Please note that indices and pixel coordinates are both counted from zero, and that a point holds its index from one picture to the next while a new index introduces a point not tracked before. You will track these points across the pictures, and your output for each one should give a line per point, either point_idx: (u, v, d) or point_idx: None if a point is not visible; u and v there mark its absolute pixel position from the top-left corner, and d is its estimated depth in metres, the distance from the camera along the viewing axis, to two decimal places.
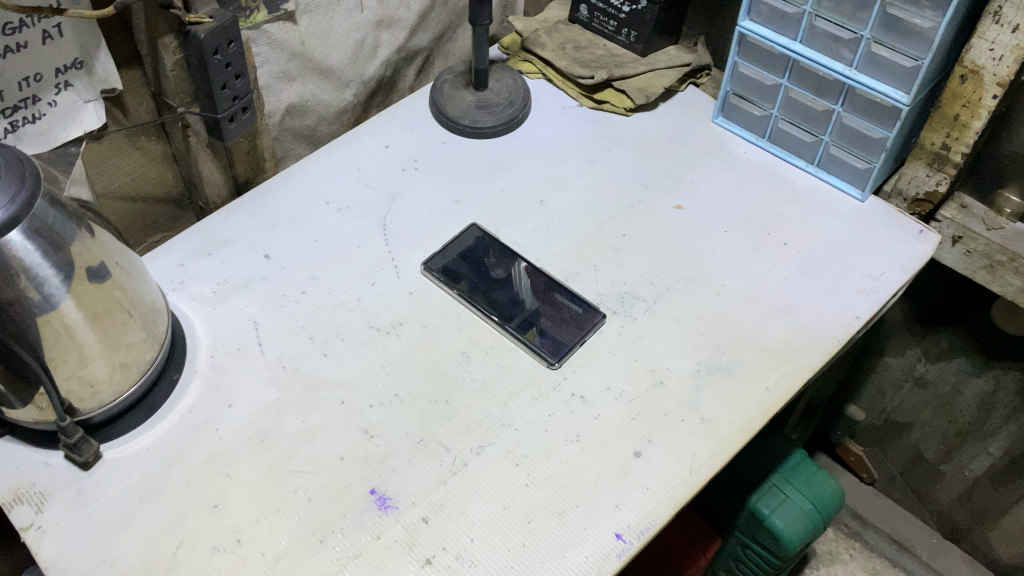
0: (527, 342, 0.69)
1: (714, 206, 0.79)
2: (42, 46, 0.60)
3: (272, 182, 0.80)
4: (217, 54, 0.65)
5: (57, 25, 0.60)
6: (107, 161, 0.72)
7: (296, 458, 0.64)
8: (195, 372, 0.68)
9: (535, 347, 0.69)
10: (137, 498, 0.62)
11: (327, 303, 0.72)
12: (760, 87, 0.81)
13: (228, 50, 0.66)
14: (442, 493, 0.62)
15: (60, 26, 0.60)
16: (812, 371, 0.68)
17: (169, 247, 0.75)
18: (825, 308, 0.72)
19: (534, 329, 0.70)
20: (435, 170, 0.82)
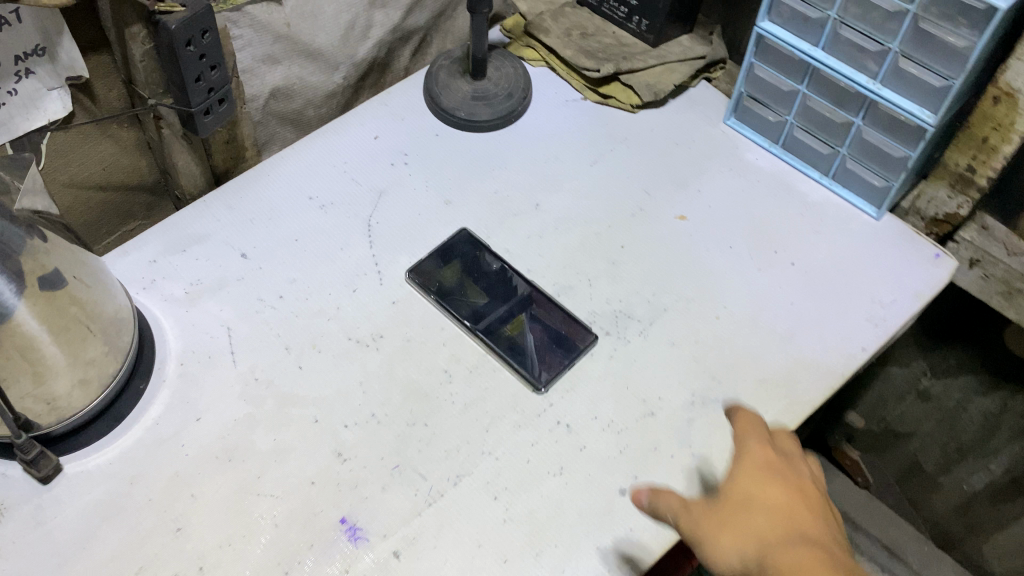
0: (517, 343, 0.67)
1: (719, 217, 0.75)
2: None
3: (253, 172, 0.76)
4: (190, 45, 0.60)
5: (15, 11, 0.55)
6: (75, 150, 0.67)
7: (264, 480, 0.61)
8: (164, 380, 0.65)
9: (525, 353, 0.66)
10: (97, 518, 0.59)
11: (305, 310, 0.68)
12: (776, 91, 0.76)
13: (202, 41, 0.61)
14: (415, 525, 0.59)
15: (18, 12, 0.55)
16: (811, 408, 0.64)
17: (140, 241, 0.71)
18: (829, 337, 0.68)
19: (523, 317, 0.69)
20: (426, 165, 0.77)
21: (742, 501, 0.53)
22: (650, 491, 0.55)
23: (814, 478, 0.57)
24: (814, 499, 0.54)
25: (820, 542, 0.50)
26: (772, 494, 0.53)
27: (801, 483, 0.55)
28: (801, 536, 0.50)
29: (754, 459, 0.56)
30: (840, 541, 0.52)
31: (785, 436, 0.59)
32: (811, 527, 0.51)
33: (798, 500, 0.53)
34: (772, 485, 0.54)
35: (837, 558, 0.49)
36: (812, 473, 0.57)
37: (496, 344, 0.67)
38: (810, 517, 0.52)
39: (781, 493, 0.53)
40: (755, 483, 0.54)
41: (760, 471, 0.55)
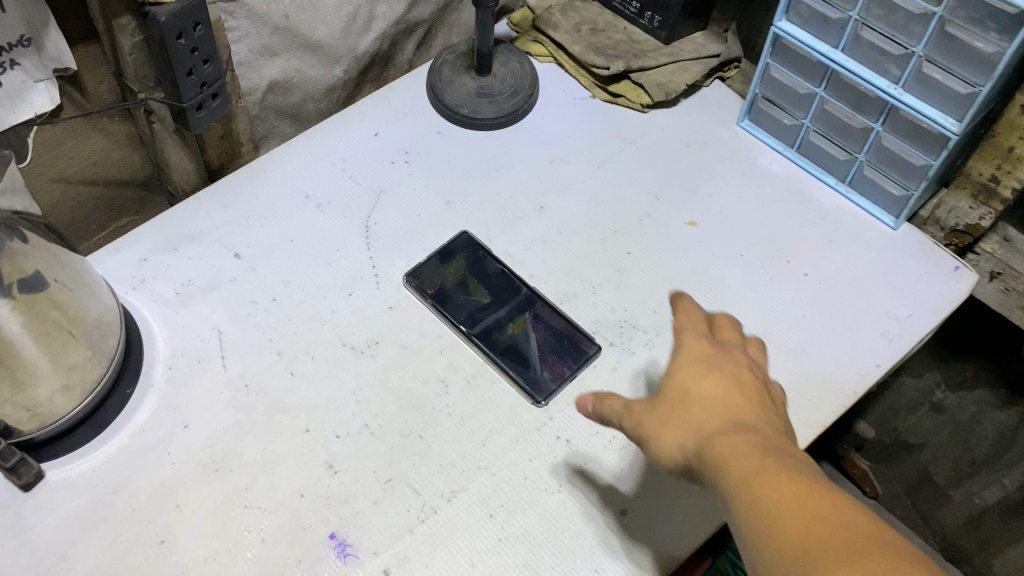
0: (520, 346, 0.65)
1: (730, 224, 0.72)
2: None
3: (249, 168, 0.73)
4: (181, 38, 0.58)
5: None
6: (63, 144, 0.65)
7: (252, 492, 0.59)
8: (152, 385, 0.63)
9: (528, 359, 0.65)
10: (78, 528, 0.57)
11: (299, 314, 0.66)
12: (792, 94, 0.73)
13: (194, 33, 0.58)
14: (407, 543, 0.57)
15: None
16: (821, 427, 0.61)
17: (131, 239, 0.69)
18: (841, 352, 0.65)
19: (526, 316, 0.67)
20: (428, 165, 0.75)
21: (679, 399, 0.46)
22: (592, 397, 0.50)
23: (757, 368, 0.49)
24: (759, 390, 0.47)
25: (758, 431, 0.43)
26: (707, 385, 0.46)
27: (739, 370, 0.47)
28: (738, 426, 0.43)
29: (689, 354, 0.48)
30: (782, 431, 0.45)
31: (725, 322, 0.51)
32: (746, 412, 0.44)
33: (738, 392, 0.46)
34: (717, 380, 0.46)
35: (775, 448, 0.42)
36: (759, 366, 0.49)
37: (499, 349, 0.65)
38: (746, 402, 0.45)
39: (723, 387, 0.45)
40: (692, 381, 0.46)
41: (693, 371, 0.47)
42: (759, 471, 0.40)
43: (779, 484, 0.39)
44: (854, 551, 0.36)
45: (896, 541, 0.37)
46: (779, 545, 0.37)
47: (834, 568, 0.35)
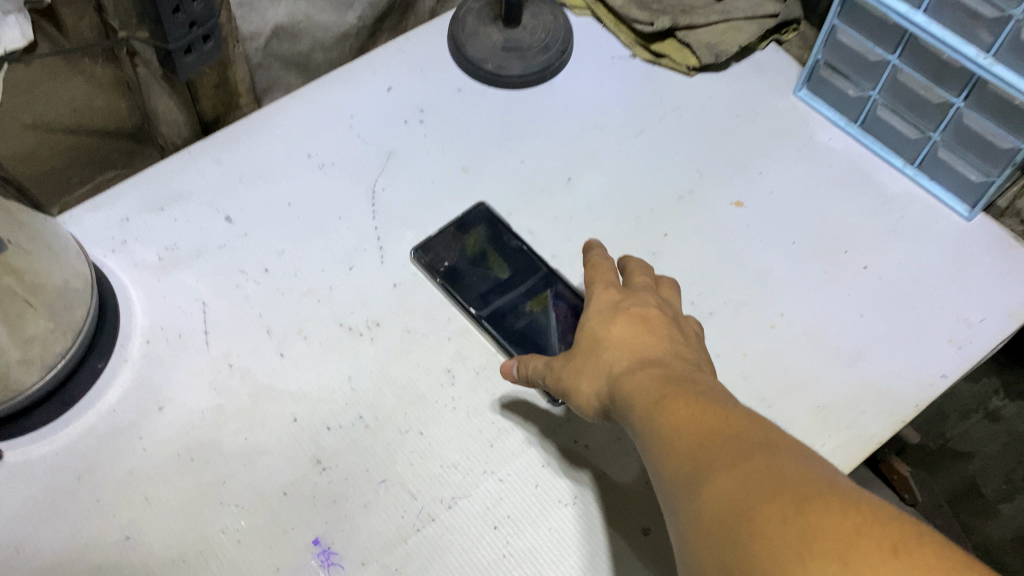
0: (537, 330, 0.58)
1: (782, 206, 0.64)
2: None
3: (247, 121, 0.66)
4: None
5: None
6: (40, 87, 0.58)
7: (229, 487, 0.52)
8: (126, 360, 0.56)
9: (546, 344, 0.58)
10: (33, 519, 0.51)
11: (293, 288, 0.59)
12: (859, 61, 0.63)
13: None
14: (399, 554, 0.51)
15: None
16: (876, 445, 0.54)
17: (113, 195, 0.62)
18: (902, 359, 0.57)
19: (545, 294, 0.60)
20: (445, 125, 0.67)
21: (591, 345, 0.47)
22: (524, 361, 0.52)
23: (671, 307, 0.49)
24: (670, 328, 0.47)
25: (663, 362, 0.42)
26: (615, 329, 0.46)
27: (647, 311, 0.47)
28: (643, 360, 0.43)
29: (598, 303, 0.49)
30: (694, 362, 0.44)
31: (637, 269, 0.52)
32: (654, 347, 0.44)
33: (645, 330, 0.46)
34: (624, 321, 0.46)
35: (679, 375, 0.41)
36: (674, 307, 0.50)
37: (514, 336, 0.58)
38: (654, 339, 0.45)
39: (626, 327, 0.46)
40: (597, 325, 0.47)
41: (600, 315, 0.48)
42: (657, 397, 0.39)
43: (675, 405, 0.37)
44: (736, 449, 0.33)
45: (792, 444, 0.33)
46: (667, 457, 0.35)
47: (712, 465, 0.33)
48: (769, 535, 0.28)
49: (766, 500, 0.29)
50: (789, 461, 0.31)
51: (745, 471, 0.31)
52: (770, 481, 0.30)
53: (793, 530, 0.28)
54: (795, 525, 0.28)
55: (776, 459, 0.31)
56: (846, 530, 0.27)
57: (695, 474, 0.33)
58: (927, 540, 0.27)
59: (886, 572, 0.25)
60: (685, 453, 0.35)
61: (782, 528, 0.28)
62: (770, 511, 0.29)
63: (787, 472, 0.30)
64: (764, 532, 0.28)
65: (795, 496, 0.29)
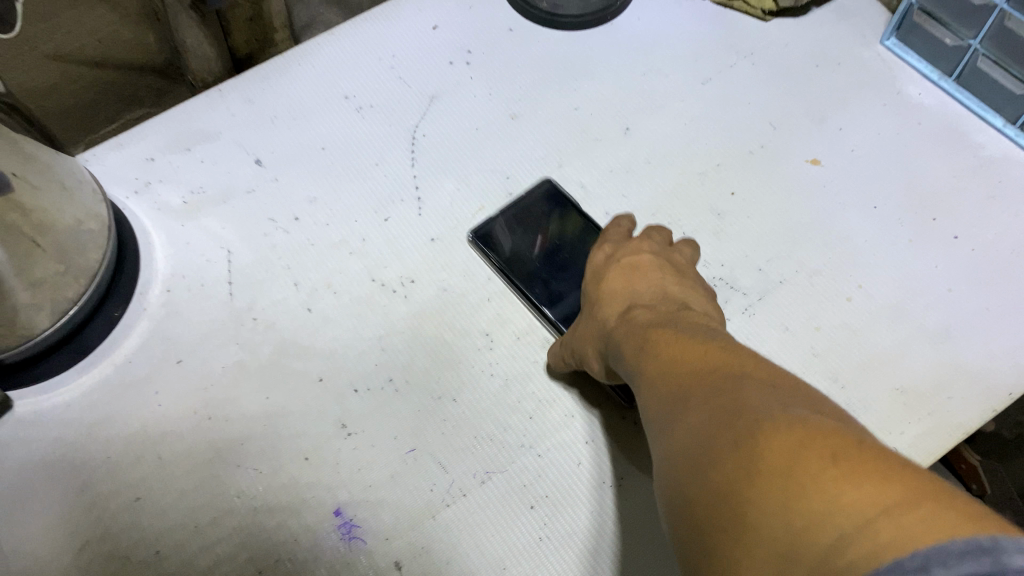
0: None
1: (865, 165, 0.58)
2: None
3: (283, 58, 0.62)
4: None
5: None
6: (63, 15, 0.55)
7: (247, 449, 0.49)
8: (143, 311, 0.53)
9: None
10: (41, 473, 0.48)
11: (324, 238, 0.55)
12: (963, 5, 0.56)
13: None
14: (426, 531, 0.46)
15: None
16: (963, 436, 0.48)
17: (138, 133, 0.58)
18: (997, 340, 0.51)
19: None
20: (494, 66, 0.62)
21: (590, 306, 0.46)
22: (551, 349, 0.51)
23: (669, 253, 0.48)
24: (664, 270, 0.45)
25: (649, 305, 0.42)
26: (608, 283, 0.45)
27: (640, 259, 0.46)
28: (629, 311, 0.42)
29: (593, 262, 0.48)
30: (684, 300, 0.42)
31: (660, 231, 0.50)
32: (643, 293, 0.43)
33: (635, 278, 0.45)
34: (615, 274, 0.46)
35: (664, 316, 0.40)
36: (676, 254, 0.48)
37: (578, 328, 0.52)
38: (645, 286, 0.44)
39: (618, 280, 0.45)
40: (593, 284, 0.47)
41: (596, 272, 0.47)
42: (643, 342, 0.38)
43: (660, 347, 0.36)
44: (711, 385, 0.31)
45: (772, 372, 0.31)
46: (650, 404, 0.34)
47: (688, 404, 0.31)
48: (727, 463, 0.27)
49: (728, 430, 0.28)
50: (756, 387, 0.30)
51: (714, 407, 0.30)
52: (733, 412, 0.29)
53: (751, 456, 0.27)
54: (747, 450, 0.27)
55: (743, 389, 0.30)
56: (791, 445, 0.26)
57: (673, 415, 0.32)
58: (875, 450, 0.25)
59: (824, 483, 0.24)
60: (664, 395, 0.33)
61: (737, 456, 0.27)
62: (730, 442, 0.28)
63: (754, 401, 0.29)
64: (723, 463, 0.27)
65: (751, 422, 0.28)
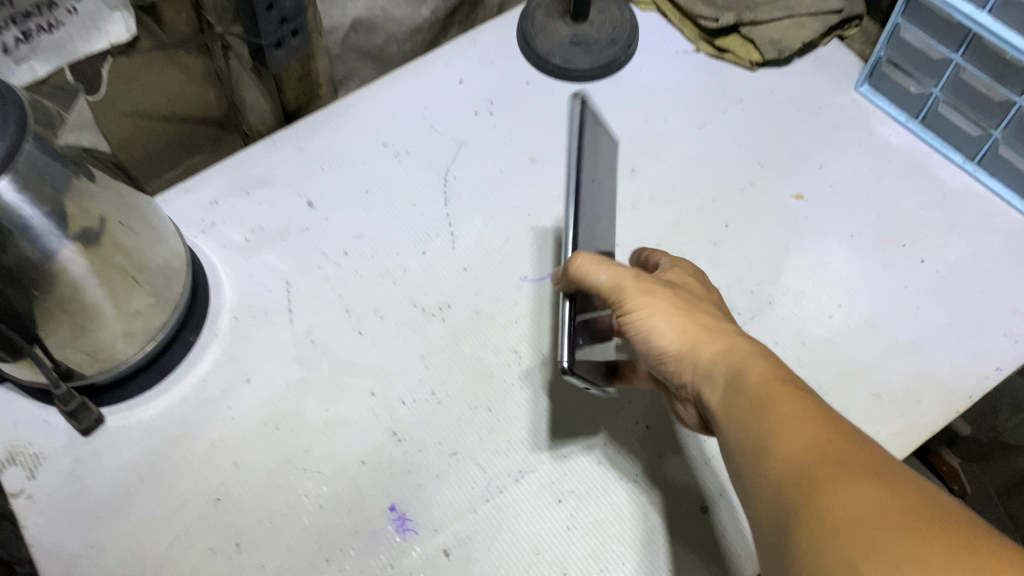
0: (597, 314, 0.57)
1: (843, 199, 0.66)
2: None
3: (327, 110, 0.70)
4: (271, 9, 0.57)
5: None
6: (138, 78, 0.63)
7: (310, 455, 0.56)
8: (215, 335, 0.60)
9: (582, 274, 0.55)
10: (132, 478, 0.55)
11: (370, 270, 0.63)
12: (923, 58, 0.65)
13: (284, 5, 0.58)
14: (469, 523, 0.54)
15: None
16: (929, 434, 0.55)
17: (202, 179, 0.66)
18: (958, 352, 0.59)
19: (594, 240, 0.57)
20: (514, 115, 0.70)
21: (693, 298, 0.49)
22: (592, 260, 0.47)
23: None
24: None
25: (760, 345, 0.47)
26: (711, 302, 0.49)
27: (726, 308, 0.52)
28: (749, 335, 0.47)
29: (686, 276, 0.52)
30: None
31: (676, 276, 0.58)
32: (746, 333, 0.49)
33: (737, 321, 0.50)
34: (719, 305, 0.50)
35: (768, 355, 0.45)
36: None
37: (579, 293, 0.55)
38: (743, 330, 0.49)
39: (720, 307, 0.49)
40: (701, 295, 0.50)
41: (701, 290, 0.51)
42: (762, 396, 0.40)
43: (782, 412, 0.39)
44: (801, 428, 0.37)
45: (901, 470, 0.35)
46: (788, 473, 0.36)
47: (842, 483, 0.34)
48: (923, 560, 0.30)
49: (912, 529, 0.31)
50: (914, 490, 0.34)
51: (881, 499, 0.33)
52: (910, 512, 0.32)
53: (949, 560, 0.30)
54: (943, 553, 0.30)
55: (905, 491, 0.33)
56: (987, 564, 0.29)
57: (820, 490, 0.34)
58: None
59: None
60: (750, 431, 0.39)
61: (936, 557, 0.30)
62: (919, 541, 0.30)
63: (917, 506, 0.32)
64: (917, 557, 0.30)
65: (938, 530, 0.31)
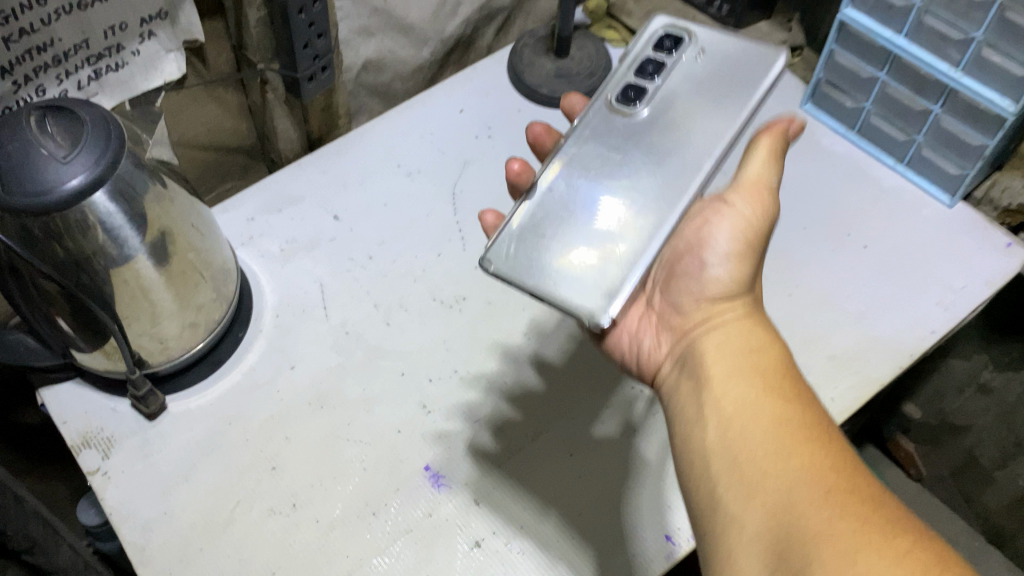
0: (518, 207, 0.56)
1: (795, 197, 0.77)
2: (155, 25, 0.63)
3: (347, 138, 0.80)
4: (306, 47, 0.67)
5: (163, 12, 0.63)
6: (186, 111, 0.72)
7: (353, 427, 0.64)
8: (260, 330, 0.69)
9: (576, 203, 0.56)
10: (197, 453, 0.63)
11: (393, 271, 0.72)
12: (855, 78, 0.78)
13: (318, 43, 0.68)
14: (495, 477, 0.62)
15: (164, 13, 0.63)
16: (879, 386, 0.65)
17: (240, 199, 0.75)
18: (900, 318, 0.69)
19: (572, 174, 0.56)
20: (510, 138, 0.80)
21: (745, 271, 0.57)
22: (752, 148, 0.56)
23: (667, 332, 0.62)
24: None
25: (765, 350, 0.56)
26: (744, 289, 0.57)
27: None
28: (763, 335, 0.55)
29: None
30: None
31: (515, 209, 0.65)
32: None
33: None
34: None
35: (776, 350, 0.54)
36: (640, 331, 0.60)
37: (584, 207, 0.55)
38: None
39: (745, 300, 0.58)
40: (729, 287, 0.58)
41: None
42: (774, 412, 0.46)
43: (796, 433, 0.44)
44: (815, 452, 0.43)
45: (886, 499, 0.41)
46: (804, 488, 0.42)
47: (854, 512, 0.40)
48: None
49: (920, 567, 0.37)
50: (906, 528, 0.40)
51: (888, 534, 0.38)
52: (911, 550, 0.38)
53: None
54: None
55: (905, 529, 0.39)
56: None
57: (836, 514, 0.40)
58: None
59: None
60: (757, 441, 0.45)
61: None
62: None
63: (915, 544, 0.38)
64: None
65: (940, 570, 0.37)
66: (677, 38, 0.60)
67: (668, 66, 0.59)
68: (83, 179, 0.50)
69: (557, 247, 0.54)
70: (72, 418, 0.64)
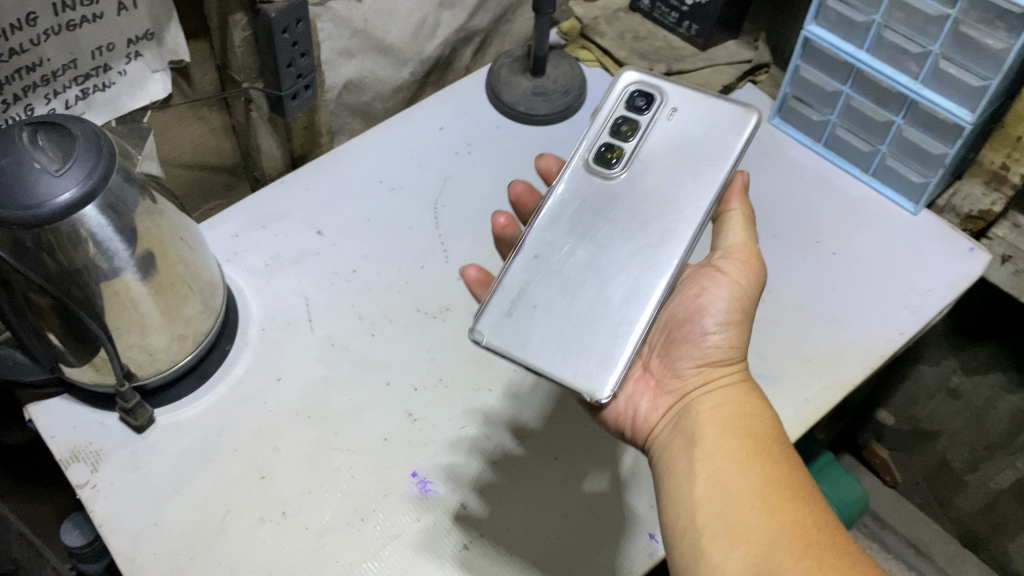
0: (507, 274, 0.58)
1: (766, 207, 0.79)
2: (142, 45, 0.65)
3: (329, 156, 0.81)
4: (290, 66, 0.69)
5: (149, 33, 0.64)
6: (171, 130, 0.74)
7: (341, 437, 0.65)
8: (247, 343, 0.70)
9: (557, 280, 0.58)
10: (186, 464, 0.63)
11: (377, 283, 0.74)
12: (821, 92, 0.81)
13: (301, 62, 0.70)
14: (481, 481, 0.63)
15: (151, 34, 0.65)
16: (851, 386, 0.68)
17: (225, 216, 0.76)
18: (870, 320, 0.72)
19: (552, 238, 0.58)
20: (488, 154, 0.83)
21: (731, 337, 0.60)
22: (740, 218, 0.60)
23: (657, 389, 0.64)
24: None
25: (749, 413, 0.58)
26: None
27: None
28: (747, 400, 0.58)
29: None
30: None
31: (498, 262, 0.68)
32: None
33: None
34: None
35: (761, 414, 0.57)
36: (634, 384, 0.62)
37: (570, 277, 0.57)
38: None
39: None
40: None
41: None
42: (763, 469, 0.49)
43: (781, 492, 0.48)
44: (797, 510, 0.47)
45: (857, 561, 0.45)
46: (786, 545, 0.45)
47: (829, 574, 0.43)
48: None
49: None
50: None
51: None
52: None
53: None
54: None
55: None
56: None
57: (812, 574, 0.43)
58: None
59: None
60: (742, 493, 0.48)
61: None
62: None
63: None
64: None
65: None
66: (651, 95, 0.61)
67: (644, 126, 0.61)
68: (73, 193, 0.52)
69: (549, 319, 0.56)
70: (61, 432, 0.64)
